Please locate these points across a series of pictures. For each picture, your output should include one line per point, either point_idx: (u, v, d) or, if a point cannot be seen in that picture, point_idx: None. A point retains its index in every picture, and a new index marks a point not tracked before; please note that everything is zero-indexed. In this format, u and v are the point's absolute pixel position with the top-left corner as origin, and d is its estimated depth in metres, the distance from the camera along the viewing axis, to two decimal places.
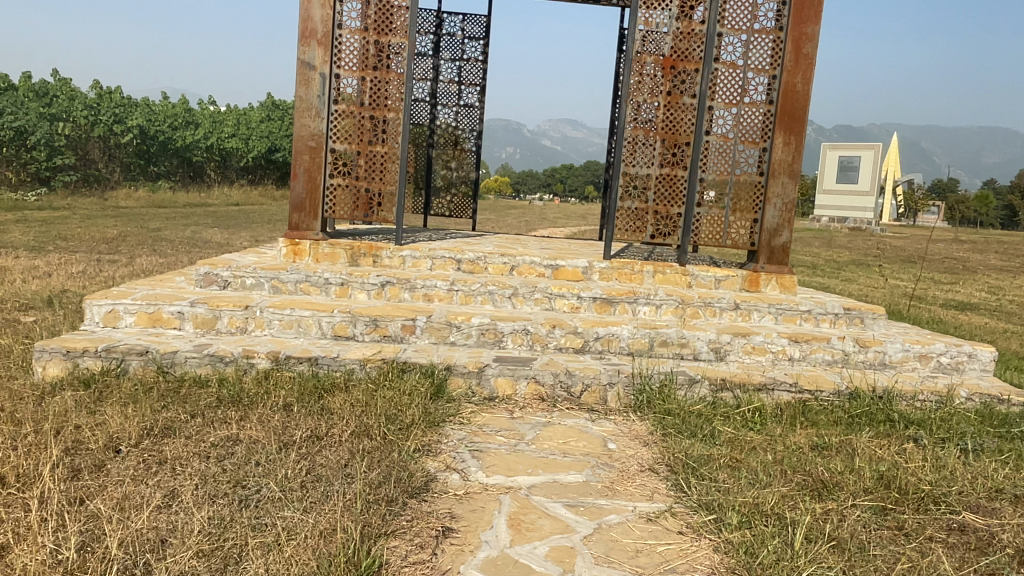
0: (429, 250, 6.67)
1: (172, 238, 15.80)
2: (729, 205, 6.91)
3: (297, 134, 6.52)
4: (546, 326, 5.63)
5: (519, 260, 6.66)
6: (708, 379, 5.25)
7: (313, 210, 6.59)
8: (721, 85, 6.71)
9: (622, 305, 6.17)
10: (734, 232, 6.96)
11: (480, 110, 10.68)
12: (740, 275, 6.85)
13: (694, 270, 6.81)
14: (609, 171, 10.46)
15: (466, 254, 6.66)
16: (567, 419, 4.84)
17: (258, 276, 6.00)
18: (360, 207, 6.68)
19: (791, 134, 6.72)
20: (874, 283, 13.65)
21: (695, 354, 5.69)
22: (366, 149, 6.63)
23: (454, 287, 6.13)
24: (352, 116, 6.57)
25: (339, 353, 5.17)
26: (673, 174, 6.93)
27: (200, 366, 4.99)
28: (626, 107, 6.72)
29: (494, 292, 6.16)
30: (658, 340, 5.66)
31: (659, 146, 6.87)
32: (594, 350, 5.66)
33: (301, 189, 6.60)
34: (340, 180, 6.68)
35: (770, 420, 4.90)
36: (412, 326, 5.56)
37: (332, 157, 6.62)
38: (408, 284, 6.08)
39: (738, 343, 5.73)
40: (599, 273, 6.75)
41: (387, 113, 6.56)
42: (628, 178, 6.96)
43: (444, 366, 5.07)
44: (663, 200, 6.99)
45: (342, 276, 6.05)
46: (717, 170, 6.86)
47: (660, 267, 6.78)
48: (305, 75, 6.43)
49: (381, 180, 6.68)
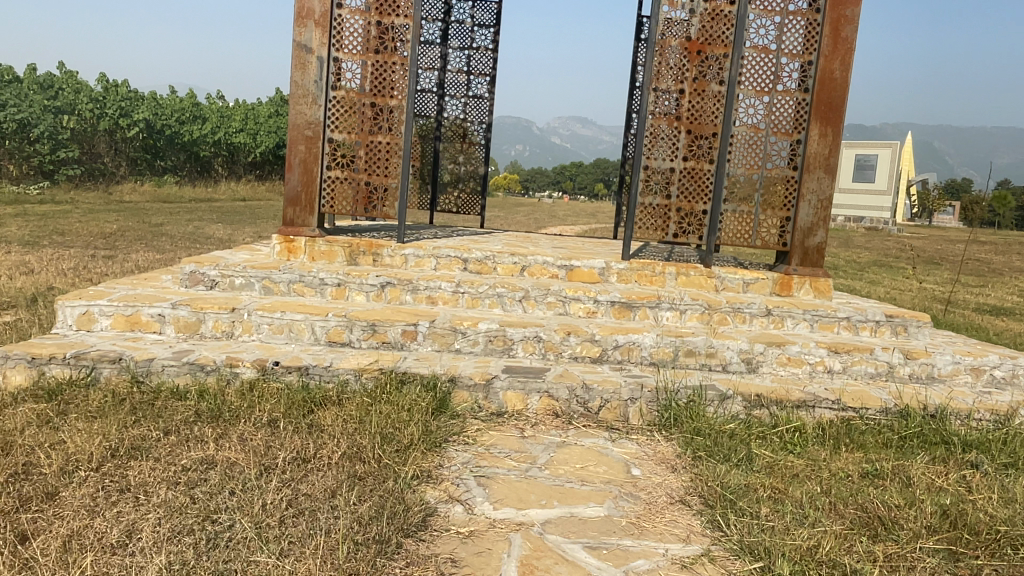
0: (434, 248, 6.16)
1: (173, 233, 15.44)
2: (759, 201, 6.37)
3: (292, 122, 6.03)
4: (560, 333, 5.13)
5: (531, 260, 6.18)
6: (740, 394, 4.72)
7: (310, 205, 6.11)
8: (752, 72, 6.17)
9: (643, 311, 5.66)
10: (764, 231, 6.43)
11: (490, 102, 10.20)
12: (771, 278, 6.30)
13: (720, 272, 6.27)
14: (625, 166, 9.94)
15: (474, 253, 6.16)
16: (584, 439, 4.33)
17: (247, 275, 5.52)
18: (359, 202, 6.19)
19: (828, 126, 6.18)
20: (901, 286, 13.02)
21: (725, 365, 5.17)
22: (367, 140, 6.14)
23: (460, 289, 5.63)
24: (351, 103, 6.07)
25: (332, 361, 4.68)
26: (699, 168, 6.37)
27: (178, 376, 4.51)
28: (649, 95, 6.16)
29: (503, 294, 5.65)
30: (683, 349, 5.15)
31: (684, 137, 6.32)
32: (612, 360, 5.16)
33: (296, 182, 6.11)
34: (338, 172, 6.18)
35: (810, 443, 4.38)
36: (413, 332, 5.08)
37: (329, 147, 6.12)
38: (410, 285, 5.60)
39: (772, 353, 5.20)
40: (617, 274, 6.22)
41: (390, 101, 6.07)
42: (649, 171, 6.39)
43: (447, 378, 4.58)
44: (687, 196, 6.43)
45: (339, 275, 5.56)
46: (746, 164, 6.31)
47: (683, 268, 6.23)
48: (302, 59, 5.95)
49: (383, 172, 6.18)
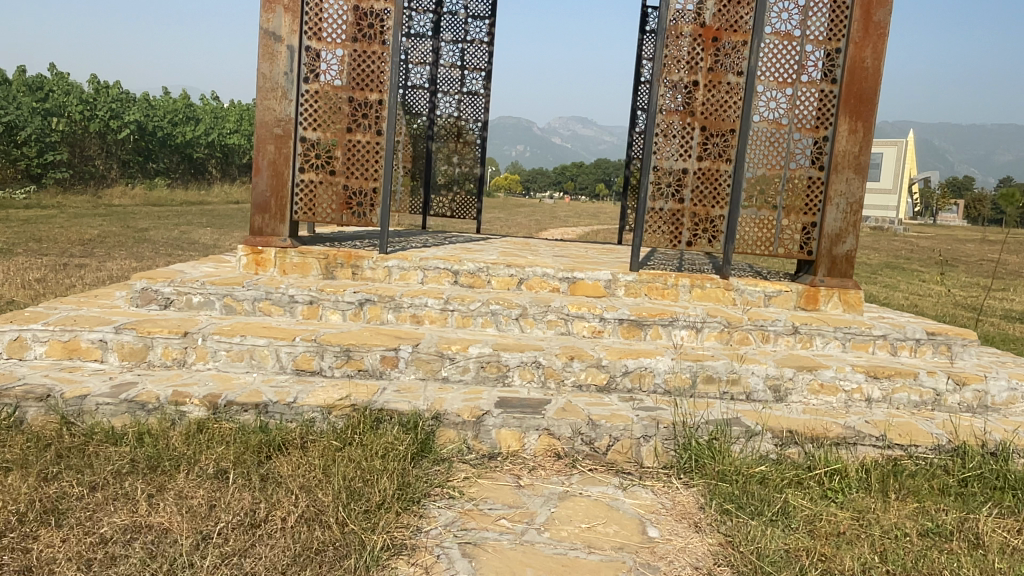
0: (420, 259, 5.49)
1: (158, 239, 14.74)
2: (782, 204, 5.71)
3: (260, 119, 5.40)
4: (562, 358, 4.48)
5: (529, 271, 5.54)
6: (770, 430, 4.04)
7: (280, 212, 5.46)
8: (772, 61, 5.53)
9: (654, 329, 5.02)
10: (788, 238, 5.75)
11: (485, 98, 9.56)
12: (796, 290, 5.64)
13: (739, 284, 5.61)
14: (630, 166, 9.31)
15: (465, 265, 5.49)
16: (591, 487, 3.68)
17: (207, 292, 4.88)
18: (335, 208, 5.53)
19: (858, 120, 5.54)
20: (921, 291, 12.31)
21: (749, 394, 4.53)
22: (343, 138, 5.49)
23: (448, 306, 4.99)
24: (325, 97, 5.42)
25: (297, 396, 4.02)
26: (715, 169, 5.71)
27: (116, 416, 3.88)
28: (658, 87, 5.50)
29: (498, 312, 4.99)
30: (702, 375, 4.51)
31: (698, 134, 5.65)
32: (621, 389, 4.52)
33: (264, 186, 5.46)
34: (312, 175, 5.53)
35: (854, 490, 3.72)
36: (393, 358, 4.43)
37: (302, 147, 5.48)
38: (392, 302, 4.96)
39: (804, 379, 4.55)
40: (625, 288, 5.57)
41: (368, 95, 5.43)
42: (660, 172, 5.71)
43: (431, 414, 3.93)
44: (702, 200, 5.76)
45: (310, 292, 4.92)
46: (768, 163, 5.65)
47: (698, 279, 5.57)
48: (270, 48, 5.32)
49: (362, 175, 5.54)
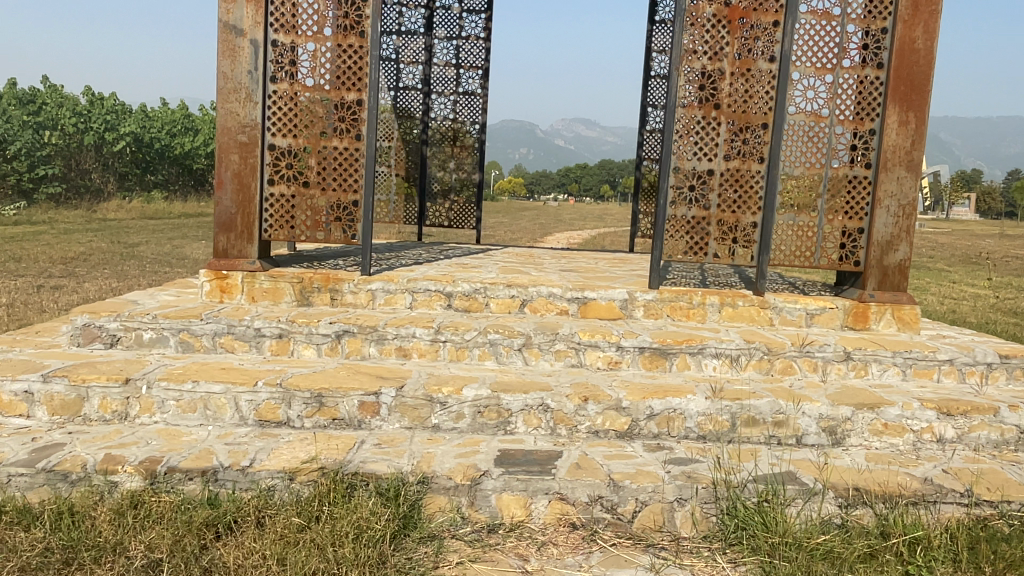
0: (408, 281, 4.77)
1: (147, 256, 14.07)
2: (823, 208, 4.98)
3: (221, 125, 4.69)
4: (575, 400, 3.76)
5: (533, 292, 4.81)
6: (832, 488, 3.30)
7: (248, 231, 4.74)
8: (808, 44, 4.82)
9: (681, 358, 4.30)
10: (831, 246, 5.03)
11: (483, 98, 8.88)
12: (842, 307, 4.90)
13: (777, 301, 4.87)
14: (642, 168, 8.58)
15: (460, 286, 4.78)
16: (615, 571, 2.91)
17: (159, 326, 4.18)
18: (310, 225, 4.82)
19: (909, 110, 4.82)
20: (955, 294, 11.42)
21: (800, 438, 3.80)
22: (317, 145, 4.77)
23: (441, 336, 4.27)
24: (296, 98, 4.73)
25: (254, 458, 3.30)
26: (745, 169, 4.96)
27: (32, 490, 3.17)
28: (677, 76, 4.77)
29: (497, 342, 4.28)
30: (742, 416, 3.80)
31: (724, 129, 4.92)
32: (646, 436, 3.79)
33: (228, 202, 4.73)
34: (283, 187, 4.79)
35: (941, 564, 2.88)
36: (374, 404, 3.72)
37: (270, 156, 4.77)
38: (374, 334, 4.25)
39: (863, 419, 3.83)
40: (644, 308, 4.85)
41: (345, 95, 4.72)
42: (682, 175, 4.96)
43: (416, 478, 3.21)
44: (731, 206, 5.01)
45: (279, 325, 4.21)
46: (806, 162, 4.93)
47: (728, 296, 4.84)
48: (230, 43, 4.63)
49: (340, 186, 4.81)
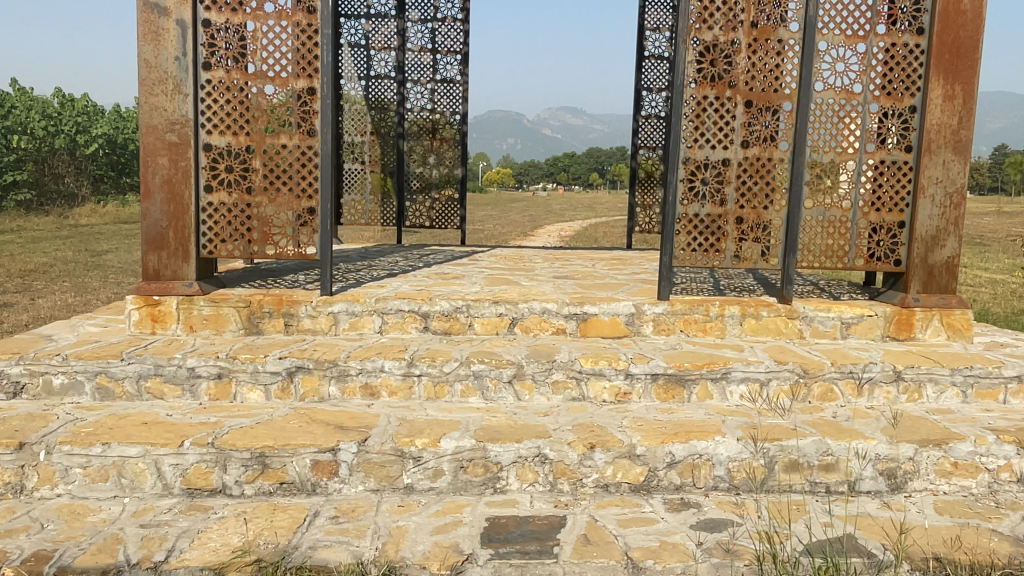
0: (376, 301, 4.04)
1: (116, 265, 13.21)
2: (857, 199, 4.29)
3: (145, 122, 3.92)
4: (579, 448, 3.05)
5: (524, 308, 4.10)
6: (908, 558, 2.53)
7: (183, 248, 3.99)
8: (837, 8, 4.11)
9: (702, 386, 3.61)
10: (866, 244, 4.34)
11: (463, 85, 8.12)
12: (883, 314, 4.21)
13: (808, 309, 4.17)
14: (638, 157, 7.88)
15: (438, 305, 4.06)
16: None
17: (71, 369, 3.44)
18: (258, 238, 4.07)
19: (955, 83, 4.13)
20: (970, 281, 10.74)
21: (853, 485, 3.13)
22: (262, 144, 4.01)
23: (414, 369, 3.54)
24: (233, 88, 3.98)
25: (171, 549, 2.56)
26: (766, 157, 4.23)
27: None
28: (685, 49, 4.03)
29: (483, 374, 3.56)
30: (782, 460, 3.10)
31: (741, 111, 4.18)
32: (666, 489, 3.09)
33: (158, 214, 3.96)
34: (224, 195, 4.04)
35: None
36: (330, 463, 2.99)
37: (206, 158, 4.00)
38: (333, 369, 3.52)
39: (930, 458, 3.14)
40: (654, 323, 4.14)
41: (293, 84, 3.97)
42: (693, 166, 4.22)
43: (380, 569, 2.46)
44: (752, 200, 4.28)
45: (218, 363, 3.49)
46: (836, 146, 4.23)
47: (751, 306, 4.14)
48: (152, 25, 3.87)
49: (291, 191, 4.05)
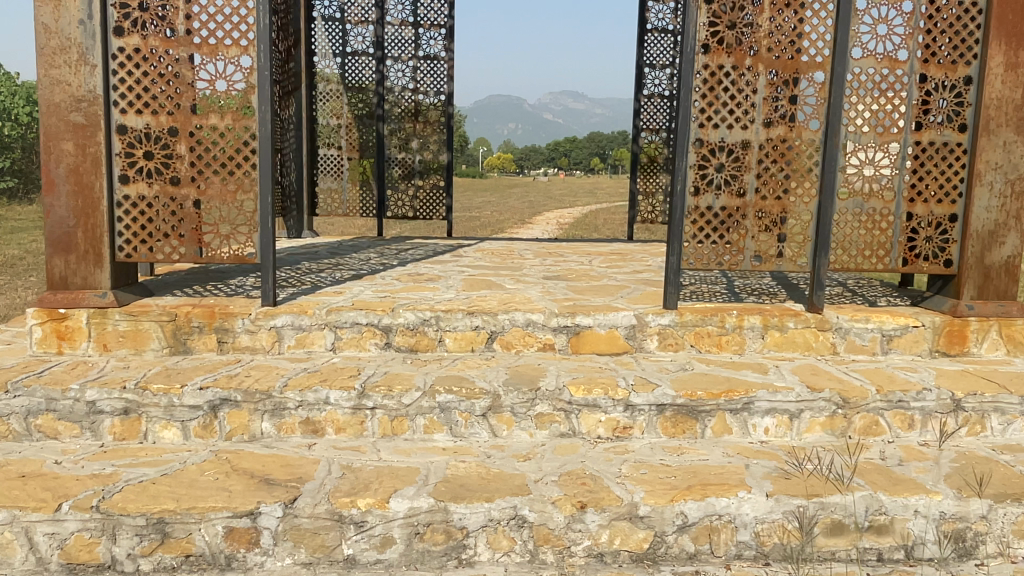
0: (328, 312, 3.38)
1: None
2: (900, 188, 3.62)
3: (46, 100, 3.23)
4: (566, 508, 2.39)
5: (504, 320, 3.44)
6: None
7: (94, 251, 3.33)
8: None
9: (719, 419, 2.95)
10: (911, 241, 3.67)
11: (448, 62, 7.41)
12: (930, 325, 3.55)
13: (842, 319, 3.52)
14: (640, 141, 7.20)
15: (402, 317, 3.40)
16: None
17: None
18: (185, 238, 3.41)
19: (1020, 48, 3.45)
20: None
21: (910, 550, 2.51)
22: (187, 125, 3.34)
23: (366, 400, 2.88)
24: (151, 57, 3.28)
25: None
26: (793, 139, 3.52)
27: None
28: (696, 8, 3.31)
29: (451, 406, 2.91)
30: (823, 521, 2.45)
31: (764, 83, 3.46)
32: (676, 557, 2.45)
33: (63, 209, 3.29)
34: (143, 186, 3.37)
35: None
36: (249, 531, 2.35)
37: (120, 142, 3.32)
38: (267, 402, 2.87)
39: (1007, 516, 2.50)
40: (659, 337, 3.49)
41: (223, 52, 3.31)
42: (706, 150, 3.50)
43: None
44: (776, 190, 3.58)
45: (125, 396, 2.84)
46: (877, 125, 3.54)
47: (775, 316, 3.49)
48: None
49: (224, 182, 3.39)
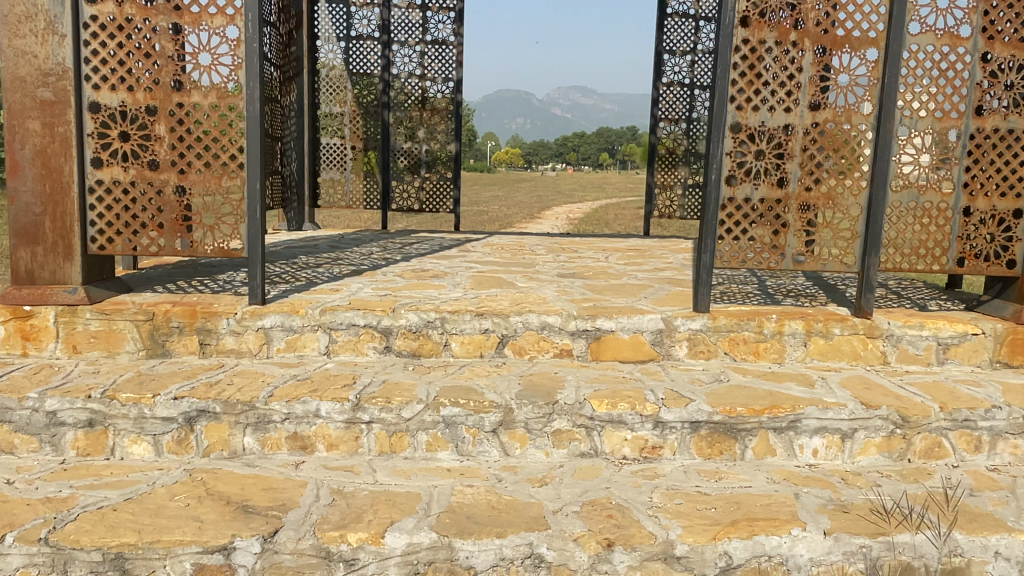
0: (322, 313, 3.05)
1: None
2: (960, 180, 3.24)
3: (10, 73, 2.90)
4: (591, 546, 2.04)
5: (517, 323, 3.09)
6: None
7: (63, 242, 3.00)
8: None
9: (760, 439, 2.61)
10: (971, 239, 3.30)
11: (457, 47, 7.05)
12: (992, 333, 3.18)
13: (894, 325, 3.16)
14: (658, 131, 6.82)
15: (404, 318, 3.07)
16: None
17: None
18: (164, 229, 3.07)
19: None
20: None
21: None
22: (167, 103, 2.99)
23: (361, 414, 2.54)
24: (126, 27, 2.94)
25: None
26: (842, 124, 3.15)
27: None
28: None
29: (457, 421, 2.57)
30: (890, 564, 2.10)
31: (810, 60, 3.09)
32: None
33: (29, 196, 2.97)
34: (118, 171, 3.03)
35: None
36: (221, 569, 2.02)
37: (92, 121, 2.98)
38: (249, 415, 2.53)
39: None
40: (689, 343, 3.14)
41: (207, 22, 2.95)
42: (744, 135, 3.13)
43: None
44: (821, 181, 3.21)
45: (91, 406, 2.52)
46: (935, 109, 3.17)
47: (819, 322, 3.13)
48: None
49: (207, 167, 3.04)
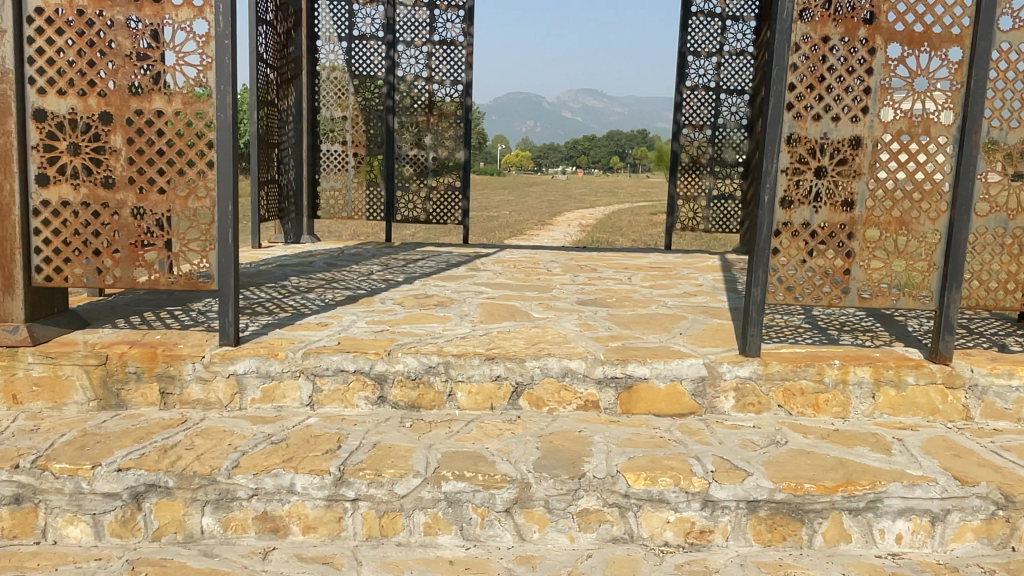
0: (305, 356, 2.60)
1: None
2: None
3: None
4: None
5: (533, 369, 2.63)
6: None
7: (4, 273, 2.57)
8: None
9: (833, 522, 2.14)
10: None
11: (466, 48, 6.59)
12: None
13: (979, 373, 2.67)
14: (681, 139, 6.35)
15: (401, 362, 2.61)
16: None
17: None
18: (120, 257, 2.61)
19: None
20: None
21: None
22: (124, 111, 2.54)
23: (345, 489, 2.08)
24: (76, 21, 2.50)
25: None
26: (919, 135, 2.66)
27: None
28: None
29: (463, 499, 2.10)
30: None
31: (883, 61, 2.61)
32: None
33: None
34: (68, 189, 2.59)
35: None
36: None
37: (37, 131, 2.55)
38: (208, 490, 2.07)
39: None
40: (736, 394, 2.67)
41: (171, 14, 2.49)
42: (802, 148, 2.67)
43: None
44: (893, 202, 2.72)
45: (18, 477, 2.08)
46: None
47: (889, 369, 2.65)
48: None
49: (170, 185, 2.59)
